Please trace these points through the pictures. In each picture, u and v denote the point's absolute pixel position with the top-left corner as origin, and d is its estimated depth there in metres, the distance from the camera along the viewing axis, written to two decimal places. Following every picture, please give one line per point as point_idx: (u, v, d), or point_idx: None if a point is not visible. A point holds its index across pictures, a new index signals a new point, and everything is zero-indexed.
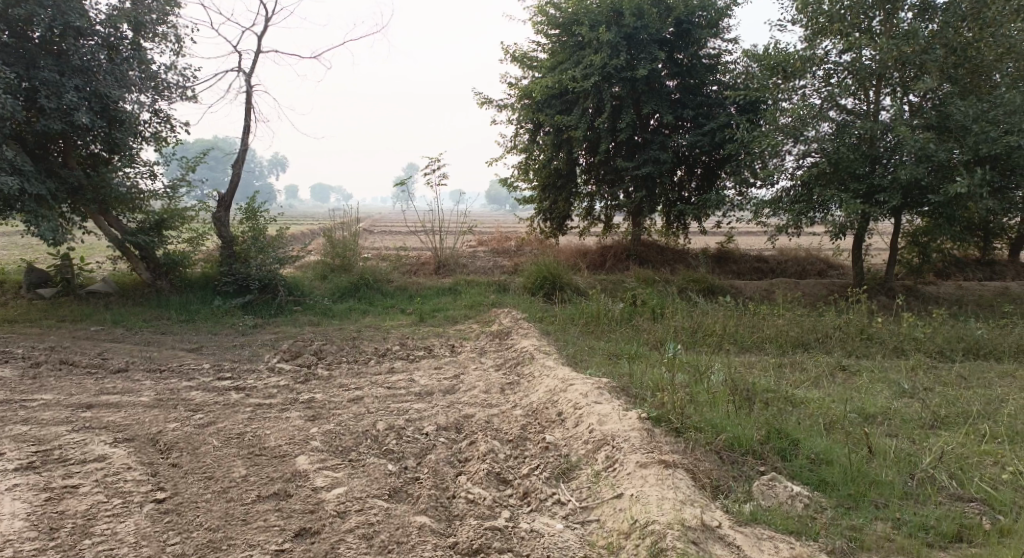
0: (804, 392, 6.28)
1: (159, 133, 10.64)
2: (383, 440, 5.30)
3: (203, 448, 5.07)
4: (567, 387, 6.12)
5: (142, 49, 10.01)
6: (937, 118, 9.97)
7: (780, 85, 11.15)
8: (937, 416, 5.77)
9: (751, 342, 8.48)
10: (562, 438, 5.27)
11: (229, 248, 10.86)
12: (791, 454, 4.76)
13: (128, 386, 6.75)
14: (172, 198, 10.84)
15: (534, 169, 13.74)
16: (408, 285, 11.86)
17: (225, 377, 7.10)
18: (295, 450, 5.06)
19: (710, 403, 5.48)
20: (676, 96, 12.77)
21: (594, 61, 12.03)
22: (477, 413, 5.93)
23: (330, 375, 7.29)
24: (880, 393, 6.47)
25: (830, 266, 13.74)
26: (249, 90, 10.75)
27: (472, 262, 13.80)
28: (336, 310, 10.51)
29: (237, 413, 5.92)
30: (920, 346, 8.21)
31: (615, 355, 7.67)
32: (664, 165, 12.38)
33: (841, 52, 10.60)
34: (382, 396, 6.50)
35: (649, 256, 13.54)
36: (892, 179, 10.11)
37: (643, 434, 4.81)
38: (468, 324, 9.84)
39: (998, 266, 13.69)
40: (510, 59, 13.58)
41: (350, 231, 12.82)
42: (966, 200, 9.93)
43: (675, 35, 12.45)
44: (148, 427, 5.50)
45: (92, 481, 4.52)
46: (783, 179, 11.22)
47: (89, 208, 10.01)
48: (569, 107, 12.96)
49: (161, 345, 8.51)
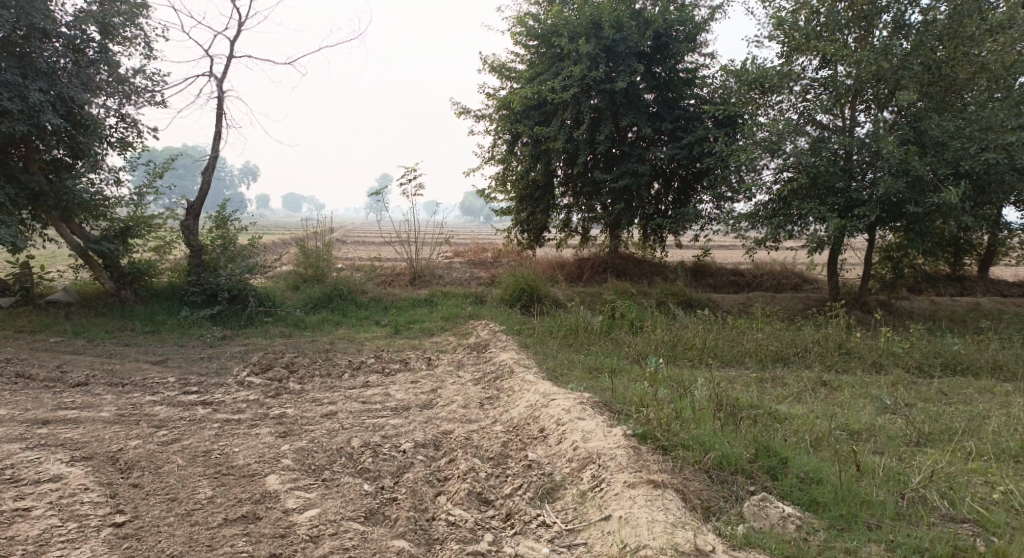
0: (787, 407, 6.19)
1: (126, 138, 10.31)
2: (358, 458, 5.08)
3: (167, 467, 4.79)
4: (548, 402, 5.96)
5: (110, 52, 9.70)
6: (914, 134, 10.05)
7: (757, 100, 11.18)
8: (922, 433, 5.73)
9: (731, 356, 8.41)
10: (544, 456, 5.11)
11: (198, 257, 10.54)
12: (780, 472, 4.64)
13: (88, 400, 6.42)
14: (139, 205, 10.49)
15: (512, 180, 13.61)
16: (383, 296, 11.63)
17: (191, 391, 6.80)
18: (265, 469, 4.81)
19: (695, 419, 5.35)
20: (654, 109, 12.76)
21: (573, 72, 11.99)
22: (456, 429, 5.73)
23: (303, 389, 7.04)
24: (863, 408, 6.42)
25: (805, 280, 13.80)
26: (221, 96, 10.49)
27: (448, 273, 13.60)
28: (308, 322, 10.23)
29: (204, 429, 5.64)
30: (899, 361, 8.22)
31: (595, 369, 7.53)
32: (642, 178, 12.35)
33: (818, 68, 10.74)
34: (356, 411, 6.26)
35: (626, 268, 13.48)
36: (869, 193, 10.17)
37: (630, 452, 4.68)
38: (444, 336, 9.64)
39: (968, 281, 13.87)
40: (488, 70, 13.48)
41: (323, 241, 12.55)
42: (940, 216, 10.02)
43: (653, 48, 12.45)
44: (107, 444, 5.20)
45: (45, 504, 4.22)
46: (760, 193, 11.22)
47: (50, 214, 9.63)
48: (547, 119, 12.89)
49: (124, 357, 8.17)
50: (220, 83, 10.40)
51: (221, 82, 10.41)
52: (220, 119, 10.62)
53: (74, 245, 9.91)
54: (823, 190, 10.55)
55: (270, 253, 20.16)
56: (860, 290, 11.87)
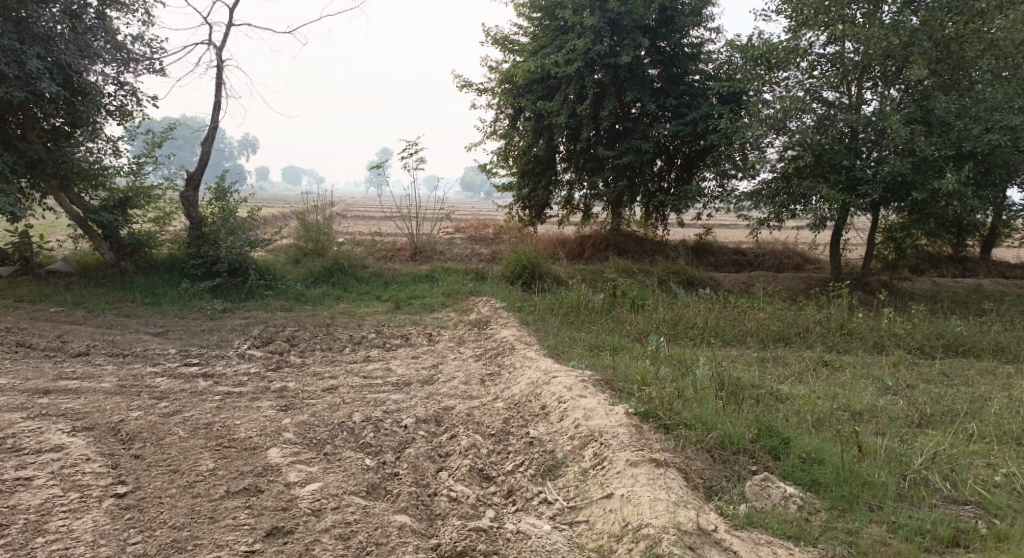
0: (788, 387, 6.18)
1: (125, 107, 10.19)
2: (360, 433, 5.07)
3: (169, 439, 4.79)
4: (549, 379, 5.95)
5: (108, 19, 9.56)
6: (920, 113, 9.93)
7: (764, 76, 11.04)
8: (924, 414, 5.73)
9: (733, 336, 8.39)
10: (546, 433, 5.10)
11: (198, 229, 10.48)
12: (782, 453, 4.64)
13: (89, 371, 6.41)
14: (138, 175, 10.39)
15: (514, 155, 13.51)
16: (384, 271, 11.58)
17: (192, 363, 6.79)
18: (266, 443, 4.81)
19: (697, 398, 5.34)
20: (659, 84, 12.60)
21: (577, 45, 11.83)
22: (457, 405, 5.73)
23: (304, 363, 7.03)
24: (864, 389, 6.41)
25: (807, 260, 13.76)
26: (220, 65, 10.35)
27: (449, 248, 13.54)
28: (309, 296, 10.19)
29: (205, 402, 5.63)
30: (901, 342, 8.21)
31: (596, 347, 7.51)
32: (646, 155, 12.25)
33: (825, 44, 10.59)
34: (357, 386, 6.26)
35: (628, 246, 13.41)
36: (874, 174, 10.08)
37: (632, 431, 4.68)
38: (445, 312, 9.62)
39: (970, 263, 13.82)
40: (491, 42, 13.32)
41: (324, 214, 12.47)
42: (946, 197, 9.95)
43: (658, 22, 12.25)
44: (109, 415, 5.19)
45: (47, 473, 4.22)
46: (764, 172, 11.10)
47: (49, 183, 9.55)
48: (551, 93, 12.75)
49: (125, 329, 8.15)
50: (219, 51, 10.26)
51: (220, 51, 10.27)
52: (219, 89, 10.50)
53: (73, 215, 9.83)
54: (828, 170, 10.45)
55: (270, 227, 20.07)
56: (862, 271, 11.84)
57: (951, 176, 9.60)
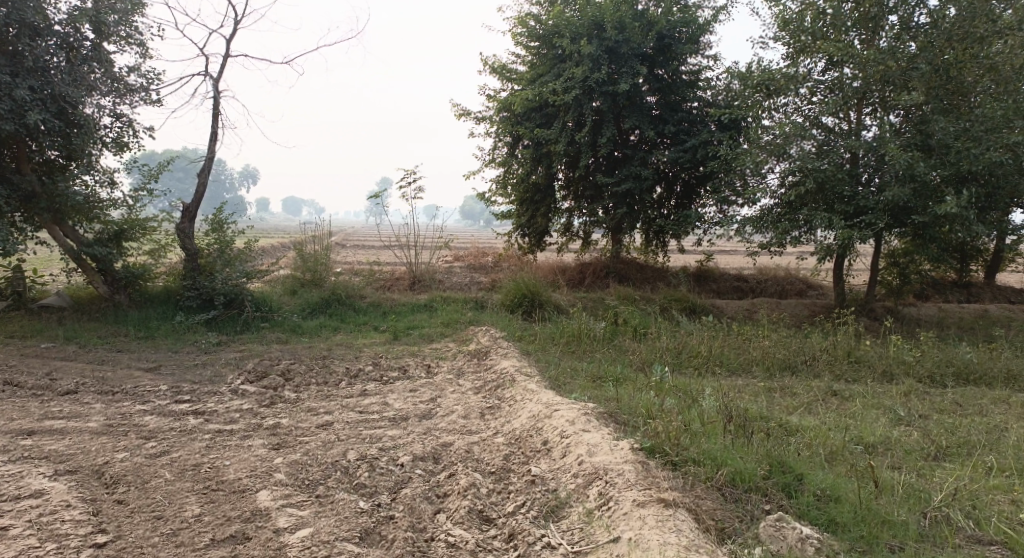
0: (798, 419, 5.98)
1: (121, 138, 10.12)
2: (354, 473, 4.87)
3: (154, 482, 4.59)
4: (551, 413, 5.75)
5: (104, 51, 9.53)
6: (920, 136, 9.86)
7: (763, 102, 10.99)
8: (940, 447, 5.53)
9: (738, 364, 8.19)
10: (548, 470, 4.90)
11: (194, 261, 10.34)
12: (796, 490, 4.42)
13: (76, 410, 6.21)
14: (134, 208, 10.29)
15: (512, 183, 13.43)
16: (382, 301, 11.41)
17: (183, 400, 6.58)
18: (256, 485, 4.60)
19: (706, 432, 5.14)
20: (657, 111, 12.56)
21: (575, 73, 11.81)
22: (456, 441, 5.52)
23: (298, 398, 6.82)
24: (876, 419, 6.21)
25: (810, 286, 13.60)
26: (216, 96, 10.30)
27: (448, 277, 13.39)
28: (306, 327, 10.02)
29: (194, 441, 5.42)
30: (910, 370, 8.01)
31: (599, 377, 7.31)
32: (645, 182, 12.15)
33: (824, 70, 10.56)
34: (353, 422, 6.05)
35: (629, 273, 13.26)
36: (877, 198, 9.97)
37: (638, 468, 4.48)
38: (444, 343, 9.43)
39: (975, 288, 13.64)
40: (488, 71, 13.32)
41: (322, 245, 12.34)
42: (949, 221, 9.82)
43: (656, 50, 12.23)
44: (93, 457, 4.99)
45: (24, 522, 4.01)
46: (766, 198, 11.02)
47: (42, 217, 9.43)
48: (548, 121, 12.72)
49: (116, 364, 7.96)
50: (216, 82, 10.21)
51: (217, 82, 10.22)
52: (216, 120, 10.43)
53: (67, 248, 9.68)
54: (830, 194, 10.35)
55: (267, 256, 19.89)
56: (867, 296, 11.68)
57: (953, 199, 9.50)
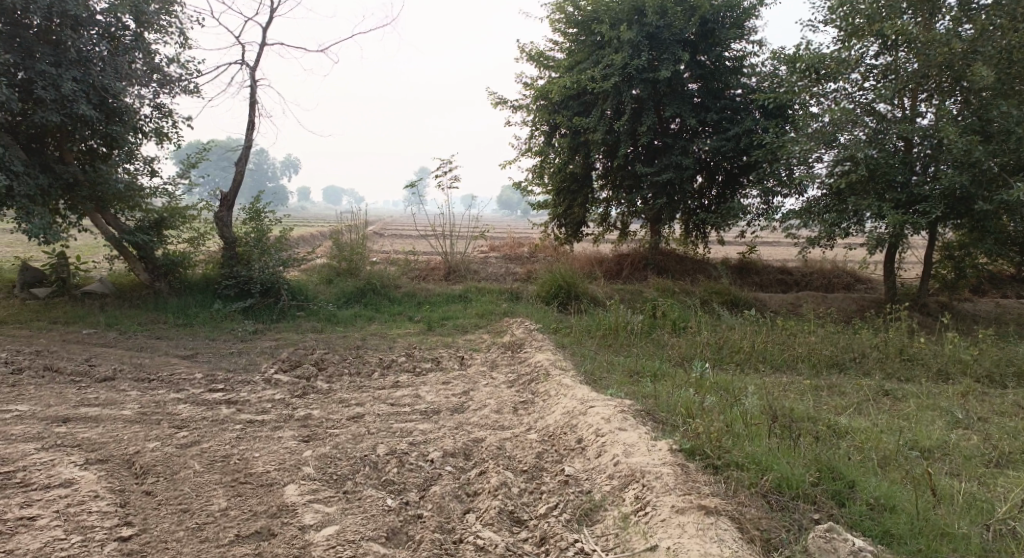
0: (847, 420, 5.67)
1: (161, 128, 10.19)
2: (383, 468, 4.76)
3: (183, 473, 4.55)
4: (586, 410, 5.55)
5: (145, 41, 9.60)
6: (980, 123, 9.31)
7: (811, 88, 10.54)
8: (1002, 453, 5.18)
9: (782, 361, 7.86)
10: (582, 470, 4.72)
11: (232, 250, 10.38)
12: (847, 499, 4.15)
13: (112, 397, 6.24)
14: (174, 196, 10.36)
15: (549, 173, 13.20)
16: (417, 291, 11.33)
17: (216, 389, 6.57)
18: (284, 479, 4.53)
19: (749, 434, 4.88)
20: (698, 99, 12.16)
21: (615, 60, 11.50)
22: (488, 436, 5.37)
23: (330, 388, 6.76)
24: (932, 422, 5.87)
25: (858, 279, 13.09)
26: (253, 85, 10.30)
27: (483, 268, 13.25)
28: (341, 316, 9.99)
29: (225, 431, 5.38)
30: (968, 370, 7.59)
31: (636, 372, 7.09)
32: (686, 171, 11.79)
33: (877, 55, 10.06)
34: (383, 414, 5.95)
35: (668, 265, 12.94)
36: (932, 188, 9.47)
37: (677, 472, 4.27)
38: (479, 334, 9.29)
39: None
40: (526, 58, 13.08)
41: (358, 234, 12.31)
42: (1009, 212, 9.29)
43: (699, 35, 11.83)
44: (125, 446, 4.98)
45: (52, 512, 4.01)
46: (813, 187, 10.59)
47: (85, 205, 9.55)
48: (587, 109, 12.44)
49: (154, 351, 8.02)
50: (253, 71, 10.21)
51: (254, 71, 10.22)
52: (253, 109, 10.44)
53: (109, 236, 9.80)
54: (883, 185, 9.87)
55: (304, 245, 20.03)
56: (919, 291, 11.17)
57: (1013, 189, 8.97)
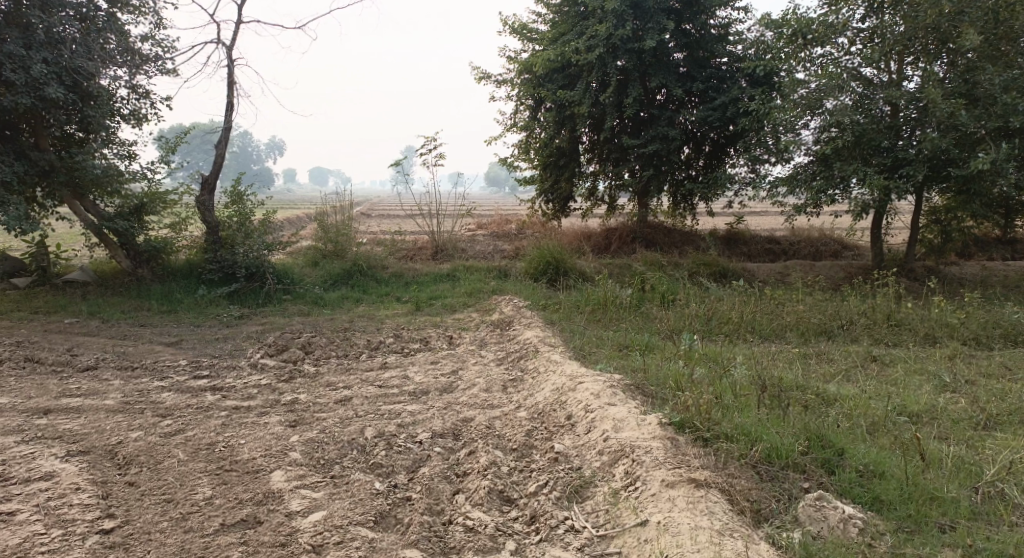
0: (836, 387, 5.67)
1: (138, 111, 9.97)
2: (371, 452, 4.71)
3: (166, 463, 4.49)
4: (575, 386, 5.51)
5: (118, 21, 9.35)
6: (966, 86, 9.24)
7: (797, 54, 10.43)
8: (990, 415, 5.19)
9: (771, 330, 7.85)
10: (572, 447, 4.69)
11: (214, 234, 10.22)
12: (837, 466, 4.14)
13: (94, 387, 6.13)
14: (153, 181, 10.15)
15: (535, 148, 13.05)
16: (404, 271, 11.22)
17: (202, 376, 6.48)
18: (270, 465, 4.47)
19: (739, 406, 4.86)
20: (683, 69, 12.01)
21: (598, 31, 11.32)
22: (477, 415, 5.32)
23: (318, 372, 6.69)
24: (920, 386, 5.87)
25: (845, 246, 13.08)
26: (230, 64, 10.07)
27: (471, 246, 13.14)
28: (327, 299, 9.87)
29: (210, 419, 5.30)
30: (955, 333, 7.60)
31: (625, 346, 7.06)
32: (673, 142, 11.69)
33: (864, 18, 9.94)
34: (372, 396, 5.89)
35: (656, 238, 12.89)
36: (918, 152, 9.42)
37: (667, 445, 4.24)
38: (467, 313, 9.22)
39: (1020, 245, 13.00)
40: (509, 31, 12.87)
41: (343, 215, 12.17)
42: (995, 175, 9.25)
43: (683, 3, 11.64)
44: (107, 437, 4.90)
45: (31, 506, 3.95)
46: (800, 154, 10.53)
47: (62, 192, 9.34)
48: (571, 82, 12.27)
49: (138, 339, 7.90)
50: (230, 50, 9.97)
51: (231, 50, 9.98)
52: (231, 90, 10.23)
53: (88, 223, 9.60)
54: (869, 151, 9.81)
55: (289, 228, 19.79)
56: (906, 257, 11.18)
57: (998, 151, 8.91)
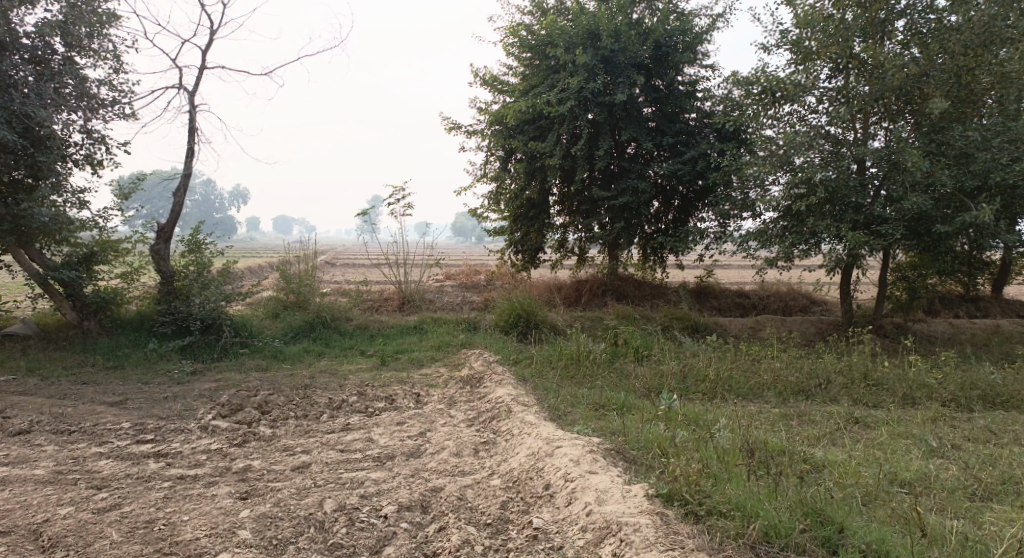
0: (823, 452, 5.41)
1: (93, 156, 9.55)
2: (330, 528, 4.28)
3: (98, 545, 4.02)
4: (553, 451, 5.14)
5: (76, 65, 8.99)
6: (935, 146, 9.35)
7: (763, 112, 10.53)
8: (984, 484, 4.96)
9: (749, 389, 7.61)
10: (552, 521, 4.33)
11: (169, 284, 9.72)
12: (840, 546, 3.82)
13: (24, 454, 5.56)
14: (105, 228, 9.64)
15: (505, 199, 12.89)
16: (369, 324, 10.80)
17: (145, 441, 5.94)
18: (216, 546, 4.03)
19: (729, 475, 4.56)
20: (653, 123, 12.06)
21: (569, 84, 11.33)
22: (448, 484, 4.92)
23: (274, 435, 6.20)
24: (908, 451, 5.65)
25: (814, 301, 13.07)
26: (193, 110, 9.76)
27: (438, 297, 12.79)
28: (288, 353, 9.39)
29: (151, 491, 4.78)
30: (933, 394, 7.45)
31: (601, 406, 6.72)
32: (643, 195, 11.64)
33: (831, 77, 10.07)
34: (332, 462, 5.43)
35: (627, 290, 12.73)
36: (893, 210, 9.43)
37: (656, 522, 3.93)
38: (435, 368, 8.83)
39: (982, 302, 13.15)
40: (479, 83, 12.82)
41: (306, 264, 11.76)
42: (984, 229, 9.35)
43: (652, 60, 11.78)
44: (32, 514, 4.38)
45: None
46: (768, 210, 10.54)
47: (6, 240, 8.78)
48: (542, 134, 12.21)
49: (79, 398, 7.31)
50: (192, 95, 9.67)
51: (193, 95, 9.69)
52: (192, 136, 9.88)
53: (32, 272, 9.03)
54: (839, 207, 9.83)
55: (249, 277, 19.13)
56: (875, 312, 11.18)
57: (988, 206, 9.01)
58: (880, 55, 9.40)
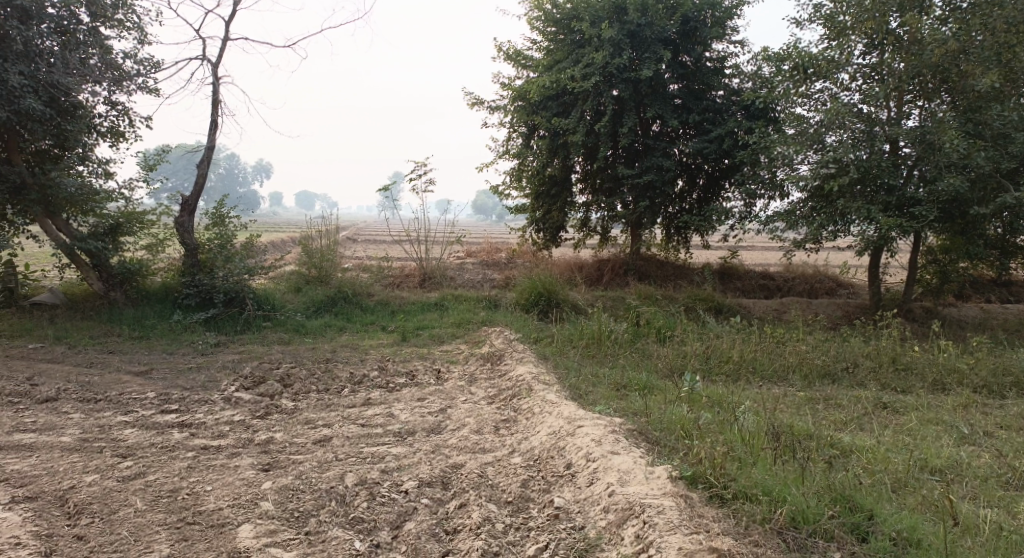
0: (850, 437, 5.30)
1: (116, 128, 9.56)
2: (351, 502, 4.28)
3: (122, 513, 4.05)
4: (574, 431, 5.09)
5: (100, 35, 8.97)
6: (973, 126, 9.06)
7: (793, 89, 10.24)
8: (1018, 473, 4.83)
9: (773, 371, 7.49)
10: (573, 501, 4.30)
11: (193, 257, 9.77)
12: (870, 534, 3.74)
13: (51, 421, 5.63)
14: (131, 200, 9.68)
15: (527, 176, 12.75)
16: (390, 300, 10.79)
17: (169, 411, 5.99)
18: (238, 517, 4.06)
19: (755, 458, 4.48)
20: (679, 100, 11.80)
21: (595, 59, 11.11)
22: (468, 462, 4.89)
23: (296, 408, 6.22)
24: (938, 438, 5.52)
25: (840, 284, 12.85)
26: (216, 82, 9.74)
27: (460, 274, 12.75)
28: (310, 327, 9.42)
29: (175, 461, 4.82)
30: (964, 380, 7.28)
31: (622, 386, 6.65)
32: (668, 173, 11.43)
33: (866, 54, 9.77)
34: (354, 437, 5.43)
35: (650, 270, 12.58)
36: (927, 192, 9.16)
37: (680, 504, 3.87)
38: (456, 344, 8.81)
39: (1014, 287, 12.84)
40: (503, 57, 12.64)
41: (328, 239, 11.76)
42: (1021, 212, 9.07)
43: (679, 35, 11.51)
44: (58, 480, 4.43)
45: None
46: (795, 190, 10.33)
47: (33, 210, 8.86)
48: (566, 110, 12.02)
49: (105, 367, 7.40)
50: (215, 67, 9.65)
51: (216, 67, 9.66)
52: (215, 108, 9.87)
53: (59, 243, 9.10)
54: (871, 188, 9.56)
55: (272, 251, 19.26)
56: (905, 296, 10.94)
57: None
58: (919, 30, 9.06)
